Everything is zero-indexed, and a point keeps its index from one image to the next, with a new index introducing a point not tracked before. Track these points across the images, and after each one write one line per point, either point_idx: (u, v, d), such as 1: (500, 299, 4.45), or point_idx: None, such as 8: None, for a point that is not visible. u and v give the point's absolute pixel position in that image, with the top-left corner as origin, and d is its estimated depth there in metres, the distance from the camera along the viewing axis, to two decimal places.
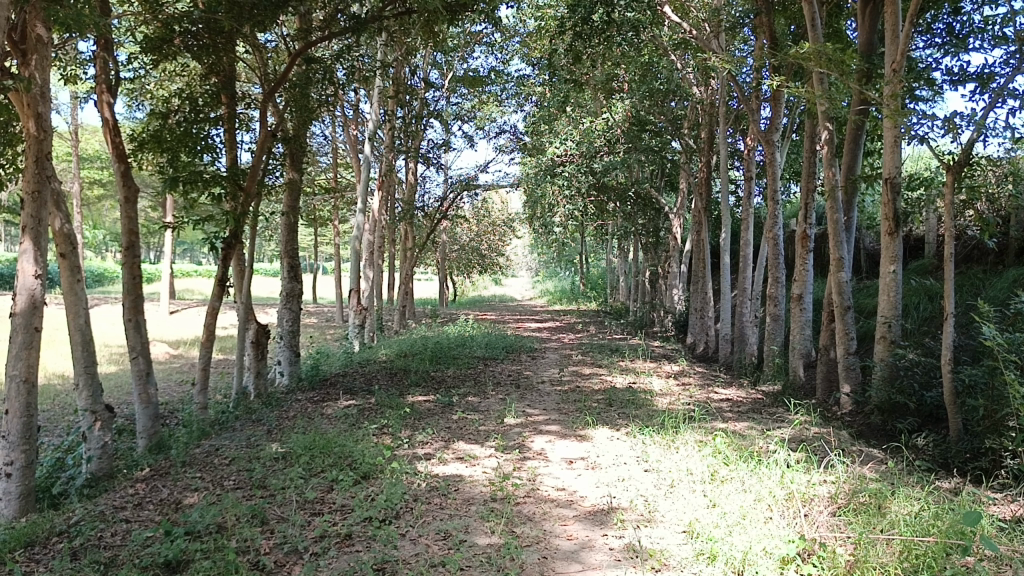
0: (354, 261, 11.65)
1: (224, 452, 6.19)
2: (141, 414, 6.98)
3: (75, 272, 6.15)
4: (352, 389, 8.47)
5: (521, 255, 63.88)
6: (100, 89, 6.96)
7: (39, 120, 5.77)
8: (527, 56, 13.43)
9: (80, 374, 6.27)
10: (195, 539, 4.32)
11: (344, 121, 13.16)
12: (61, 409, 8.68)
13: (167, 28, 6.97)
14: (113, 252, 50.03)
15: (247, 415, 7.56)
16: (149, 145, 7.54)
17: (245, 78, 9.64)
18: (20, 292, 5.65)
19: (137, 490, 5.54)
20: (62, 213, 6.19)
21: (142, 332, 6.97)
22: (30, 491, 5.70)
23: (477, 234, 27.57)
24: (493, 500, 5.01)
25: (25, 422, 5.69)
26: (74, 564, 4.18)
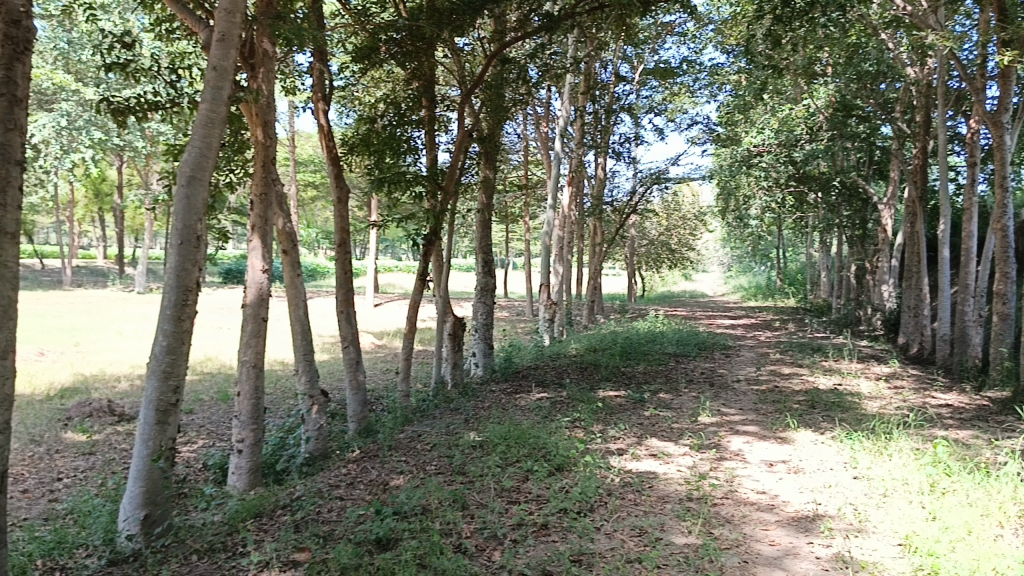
0: (544, 257, 11.85)
1: (426, 438, 6.51)
2: (352, 399, 7.47)
3: (295, 267, 6.68)
4: (544, 382, 8.60)
5: (713, 250, 62.07)
6: (315, 98, 7.50)
7: (266, 128, 6.28)
8: (721, 44, 13.03)
9: (299, 361, 6.81)
10: (402, 519, 4.57)
11: (535, 119, 13.41)
12: (283, 393, 9.50)
13: (373, 38, 7.37)
14: (325, 250, 54.12)
15: (446, 403, 7.90)
16: (359, 148, 8.02)
17: (445, 81, 10.07)
18: (250, 285, 6.17)
19: (349, 470, 5.95)
20: (284, 214, 6.74)
21: (352, 323, 7.45)
22: (258, 466, 6.24)
23: (667, 228, 27.10)
24: (689, 499, 4.91)
25: (253, 404, 6.19)
26: (297, 535, 4.55)
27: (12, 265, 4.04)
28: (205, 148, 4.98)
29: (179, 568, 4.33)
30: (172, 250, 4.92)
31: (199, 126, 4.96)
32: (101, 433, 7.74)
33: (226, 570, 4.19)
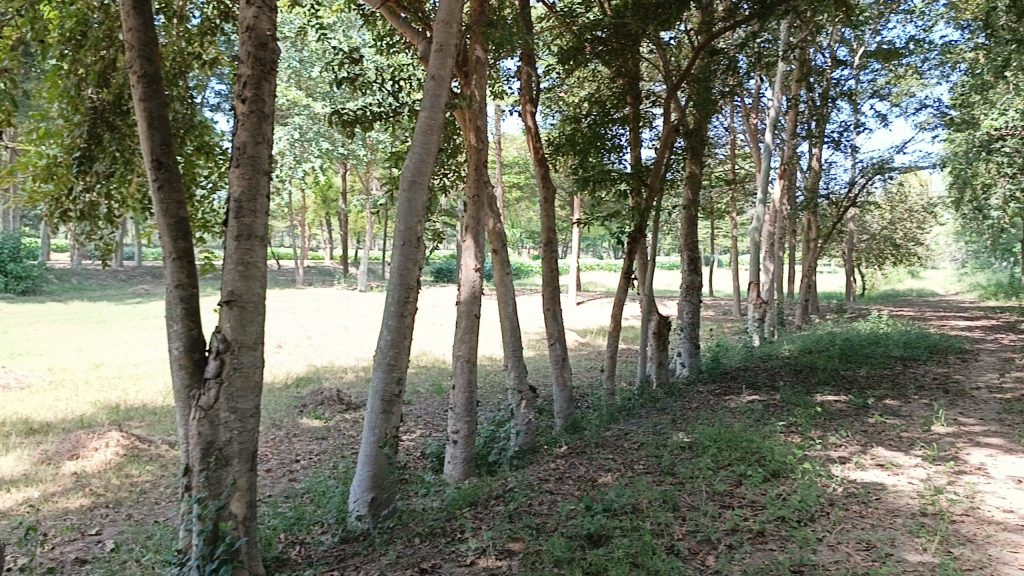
0: (754, 253, 11.42)
1: (633, 436, 6.49)
2: (558, 395, 7.58)
3: (504, 266, 6.87)
4: (755, 384, 8.28)
5: (944, 244, 56.84)
6: (523, 101, 7.69)
7: (478, 133, 6.51)
8: (955, 19, 11.91)
9: (509, 357, 7.02)
10: (612, 516, 4.58)
11: (744, 111, 12.95)
12: (494, 387, 9.84)
13: (579, 38, 7.44)
14: (530, 249, 55.53)
15: (653, 403, 7.82)
16: (565, 148, 8.10)
17: (648, 77, 10.00)
18: (463, 283, 6.40)
19: (557, 465, 6.05)
20: (494, 215, 6.97)
21: (558, 321, 7.56)
22: (471, 457, 6.46)
23: (891, 222, 25.14)
24: (923, 515, 4.53)
25: (467, 398, 6.37)
26: (512, 526, 4.69)
27: (261, 265, 4.47)
28: (424, 154, 5.26)
29: (404, 550, 4.60)
30: (396, 251, 5.24)
31: (419, 134, 5.26)
32: (332, 420, 8.38)
33: (447, 554, 4.40)
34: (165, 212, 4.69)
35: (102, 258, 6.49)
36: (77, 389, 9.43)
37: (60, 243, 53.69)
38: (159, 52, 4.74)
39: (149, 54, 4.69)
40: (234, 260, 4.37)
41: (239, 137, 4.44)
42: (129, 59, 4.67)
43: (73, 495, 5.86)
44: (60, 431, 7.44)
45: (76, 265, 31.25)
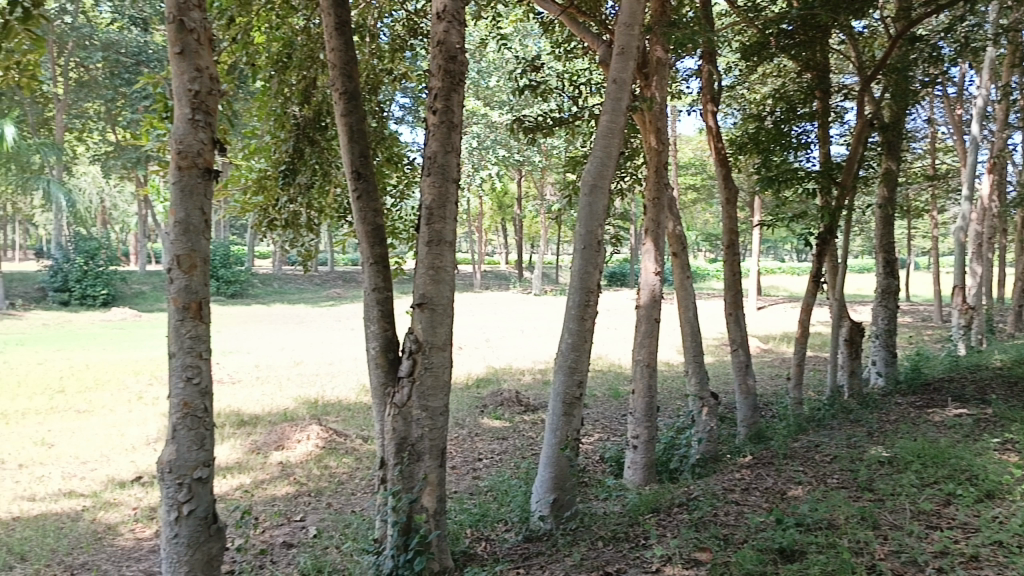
0: (958, 255, 10.57)
1: (825, 449, 6.17)
2: (741, 403, 7.33)
3: (685, 269, 6.74)
4: (962, 397, 7.63)
5: None
6: (704, 100, 7.52)
7: (659, 135, 6.42)
8: None
9: (690, 362, 6.87)
10: (806, 531, 4.38)
11: (946, 102, 12.02)
12: (673, 393, 9.70)
13: (763, 33, 7.19)
14: (706, 251, 54.30)
15: (845, 414, 7.40)
16: (748, 147, 7.84)
17: (838, 69, 9.50)
18: (643, 287, 6.30)
19: (742, 476, 5.85)
20: (674, 217, 6.86)
21: (741, 326, 7.31)
22: (652, 463, 6.35)
23: None
24: None
25: (648, 403, 6.28)
26: (698, 535, 4.58)
27: (450, 269, 4.63)
28: (605, 158, 5.27)
29: (588, 553, 4.61)
30: (577, 255, 5.27)
31: (600, 138, 5.28)
32: (512, 421, 8.55)
33: (631, 560, 4.37)
34: (363, 220, 4.97)
35: (304, 264, 6.98)
36: (281, 385, 10.20)
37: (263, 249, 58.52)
38: (358, 69, 5.03)
39: (350, 72, 4.99)
40: (425, 264, 4.56)
41: (430, 147, 4.63)
42: (332, 77, 5.00)
43: (279, 484, 6.33)
44: (267, 423, 8.07)
45: (276, 270, 33.93)
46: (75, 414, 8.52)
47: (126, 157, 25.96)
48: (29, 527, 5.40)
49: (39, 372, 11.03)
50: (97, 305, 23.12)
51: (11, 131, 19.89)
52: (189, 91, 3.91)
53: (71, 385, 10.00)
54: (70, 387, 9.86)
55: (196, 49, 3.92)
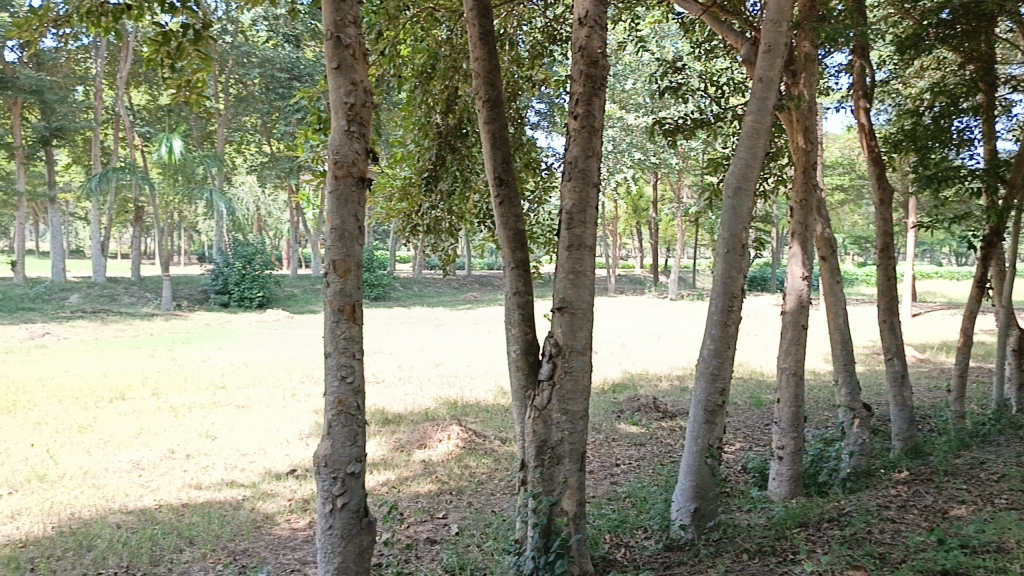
0: None
1: (992, 467, 5.75)
2: (896, 415, 6.94)
3: (834, 274, 6.46)
4: None
5: None
6: (855, 97, 7.19)
7: (807, 134, 6.17)
8: None
9: (840, 371, 6.58)
10: (972, 554, 4.09)
11: None
12: (821, 403, 9.31)
13: (921, 25, 6.81)
14: (855, 254, 51.75)
15: (1014, 430, 6.87)
16: (903, 145, 7.44)
17: (1006, 59, 8.85)
18: (789, 292, 6.08)
19: (898, 492, 5.54)
20: (822, 220, 6.58)
21: (896, 334, 6.92)
22: (799, 475, 6.10)
23: None
24: None
25: (794, 412, 6.04)
26: (850, 552, 4.38)
27: (591, 273, 4.63)
28: (750, 159, 5.12)
29: (733, 565, 4.50)
30: (721, 259, 5.14)
31: (744, 138, 5.14)
32: (649, 427, 8.45)
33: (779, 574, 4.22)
34: (505, 225, 5.06)
35: (445, 267, 7.18)
36: (422, 385, 10.52)
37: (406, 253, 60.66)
38: (501, 77, 5.13)
39: (493, 80, 5.10)
40: (566, 269, 4.59)
41: (572, 153, 4.65)
42: (476, 86, 5.13)
43: (422, 481, 6.53)
44: (410, 422, 8.35)
45: (416, 273, 35.05)
46: (235, 408, 9.12)
47: (280, 167, 27.55)
48: (197, 512, 5.81)
49: (203, 368, 11.88)
50: (253, 306, 24.67)
51: (180, 145, 21.60)
52: (345, 104, 4.10)
53: (232, 381, 10.71)
54: (231, 383, 10.57)
55: (351, 64, 4.12)
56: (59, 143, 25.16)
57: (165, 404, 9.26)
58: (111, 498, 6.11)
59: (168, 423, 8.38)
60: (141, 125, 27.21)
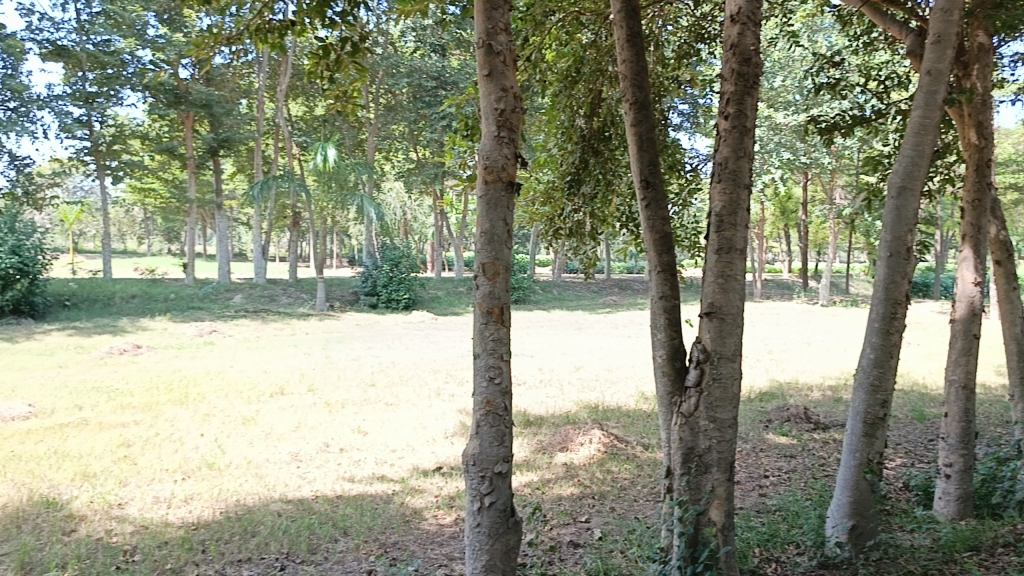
0: None
1: None
2: None
3: (1011, 280, 5.97)
4: None
5: None
6: None
7: (980, 129, 5.73)
8: None
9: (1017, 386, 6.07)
10: None
11: None
12: (994, 419, 8.62)
13: None
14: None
15: None
16: None
17: None
18: (960, 299, 5.67)
19: None
20: (998, 221, 6.11)
21: None
22: (968, 495, 5.66)
23: None
24: None
25: (963, 428, 5.62)
26: None
27: (741, 277, 4.49)
28: (916, 157, 4.81)
29: None
30: (882, 263, 4.87)
31: (910, 135, 4.84)
32: (799, 438, 8.12)
33: None
34: (651, 228, 4.99)
35: (586, 271, 7.20)
36: (563, 388, 10.56)
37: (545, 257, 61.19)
38: (649, 78, 5.06)
39: (640, 81, 5.04)
40: (714, 272, 4.48)
41: (722, 153, 4.53)
42: (624, 88, 5.09)
43: (565, 484, 6.55)
44: (552, 425, 8.39)
45: (556, 277, 35.26)
46: (384, 406, 9.47)
47: (425, 173, 28.42)
48: (350, 504, 6.07)
49: (354, 367, 12.42)
50: (400, 308, 25.56)
51: (333, 153, 22.74)
52: (495, 110, 4.18)
53: (380, 380, 11.14)
54: (380, 382, 10.99)
55: (502, 71, 4.19)
56: (226, 154, 27.08)
57: (319, 400, 9.73)
58: (273, 488, 6.48)
59: (323, 418, 8.80)
60: (298, 135, 28.87)
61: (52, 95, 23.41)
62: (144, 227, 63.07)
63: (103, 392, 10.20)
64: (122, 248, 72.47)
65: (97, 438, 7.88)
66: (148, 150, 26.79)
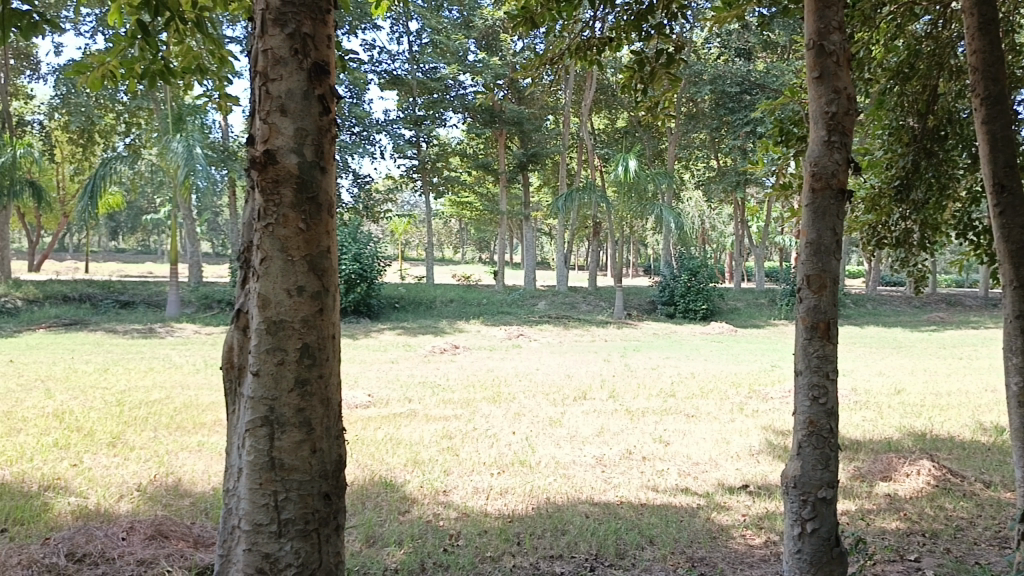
0: None
1: None
2: None
3: None
4: None
5: None
6: None
7: None
8: None
9: None
10: None
11: None
12: None
13: None
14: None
15: None
16: None
17: None
18: None
19: None
20: None
21: None
22: None
23: None
24: None
25: None
26: None
27: None
28: None
29: None
30: None
31: None
32: None
33: None
34: (1006, 239, 4.39)
35: (913, 284, 6.56)
36: (882, 412, 9.72)
37: (858, 269, 56.92)
38: (1006, 70, 4.48)
39: (994, 74, 4.48)
40: None
41: None
42: (973, 83, 4.57)
43: (889, 517, 6.01)
44: (871, 450, 7.78)
45: (870, 290, 32.61)
46: (686, 417, 9.37)
47: (727, 181, 27.79)
48: (655, 514, 6.08)
49: (654, 376, 12.45)
50: (698, 318, 25.23)
51: (634, 164, 23.07)
52: (825, 113, 3.95)
53: (681, 390, 11.05)
54: (681, 392, 10.90)
55: (835, 72, 3.95)
56: (534, 168, 28.64)
57: (620, 406, 9.93)
58: (580, 489, 6.69)
59: (625, 424, 8.96)
60: (600, 147, 29.79)
61: (388, 120, 26.40)
62: (461, 238, 68.88)
63: (427, 387, 11.24)
64: (440, 255, 79.62)
65: (424, 429, 8.70)
66: (465, 166, 29.15)
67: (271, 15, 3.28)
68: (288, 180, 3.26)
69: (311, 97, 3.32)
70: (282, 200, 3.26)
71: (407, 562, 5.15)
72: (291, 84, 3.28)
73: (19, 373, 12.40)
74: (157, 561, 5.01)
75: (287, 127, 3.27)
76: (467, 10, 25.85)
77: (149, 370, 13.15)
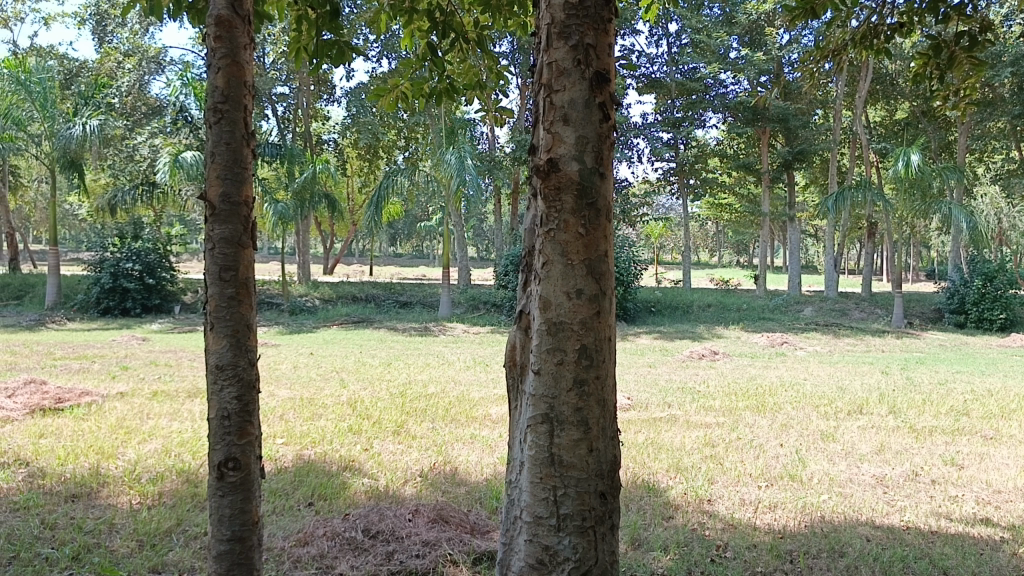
0: None
1: None
2: None
3: None
4: None
5: None
6: None
7: None
8: None
9: None
10: None
11: None
12: None
13: None
14: None
15: None
16: None
17: None
18: None
19: None
20: None
21: None
22: None
23: None
24: None
25: None
26: None
27: None
28: None
29: None
30: None
31: None
32: None
33: None
34: None
35: None
36: None
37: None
38: None
39: None
40: None
41: None
42: None
43: None
44: None
45: None
46: (984, 440, 8.39)
47: None
48: (949, 544, 5.50)
49: (942, 391, 11.30)
50: (994, 329, 22.49)
51: (917, 158, 20.83)
52: None
53: (977, 409, 9.91)
54: (976, 411, 9.78)
55: None
56: (800, 167, 27.18)
57: (904, 423, 9.12)
58: (860, 510, 6.24)
59: (909, 443, 8.23)
60: (877, 141, 27.63)
61: (647, 124, 26.46)
62: (719, 240, 67.16)
63: (688, 392, 11.08)
64: (698, 259, 78.24)
65: (686, 435, 8.59)
66: (725, 167, 28.35)
67: (556, 29, 3.43)
68: (570, 187, 3.36)
69: (593, 106, 3.39)
70: (564, 206, 3.37)
71: (675, 568, 5.11)
72: (574, 93, 3.39)
73: (319, 364, 14.01)
74: (440, 544, 5.40)
75: (569, 135, 3.38)
76: (730, 7, 25.17)
77: (426, 365, 14.23)
